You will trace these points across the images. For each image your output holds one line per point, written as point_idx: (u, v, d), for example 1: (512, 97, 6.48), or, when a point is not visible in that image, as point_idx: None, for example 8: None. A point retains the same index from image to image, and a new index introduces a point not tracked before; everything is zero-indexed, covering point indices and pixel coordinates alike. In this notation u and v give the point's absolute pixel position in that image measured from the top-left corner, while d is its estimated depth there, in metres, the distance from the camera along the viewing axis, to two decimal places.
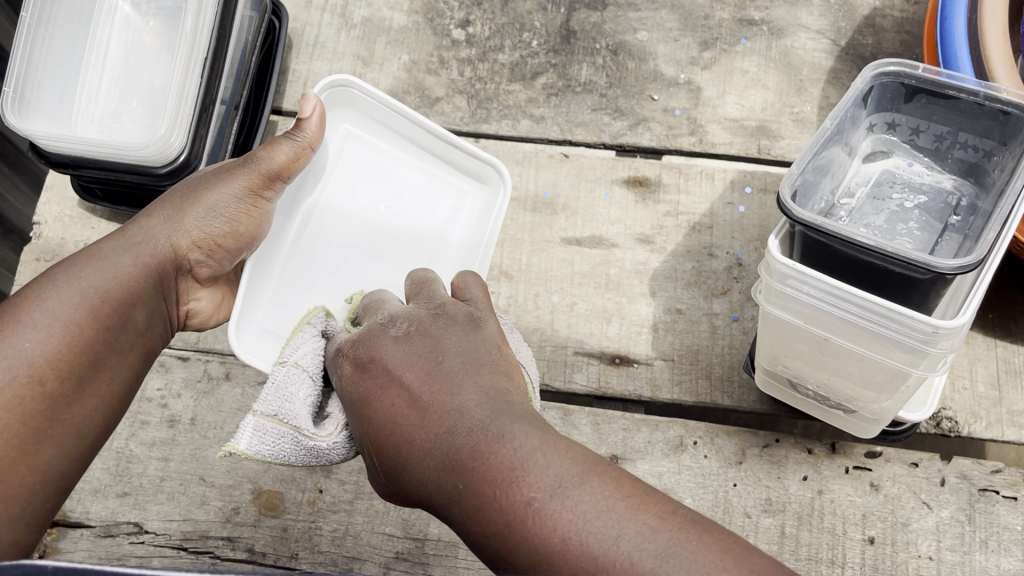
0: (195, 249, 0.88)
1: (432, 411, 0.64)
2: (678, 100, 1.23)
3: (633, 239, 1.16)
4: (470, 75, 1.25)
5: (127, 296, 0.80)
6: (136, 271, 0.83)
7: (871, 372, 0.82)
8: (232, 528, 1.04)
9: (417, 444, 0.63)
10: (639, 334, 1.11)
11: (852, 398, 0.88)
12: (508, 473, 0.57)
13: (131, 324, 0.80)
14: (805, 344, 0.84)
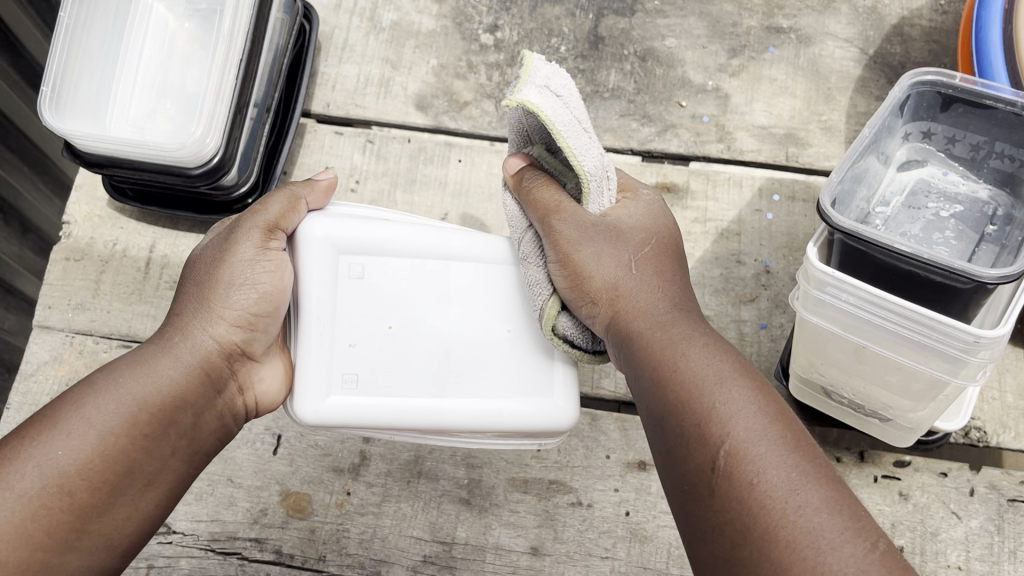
0: (237, 332, 0.84)
1: (669, 347, 0.75)
2: (706, 106, 1.23)
3: None
4: (498, 80, 1.25)
5: (169, 402, 0.79)
6: (173, 376, 0.80)
7: (909, 381, 0.82)
8: (260, 530, 1.05)
9: (689, 354, 0.73)
10: None
11: (888, 407, 0.88)
12: (713, 390, 0.69)
13: (175, 428, 0.79)
14: (843, 352, 0.84)
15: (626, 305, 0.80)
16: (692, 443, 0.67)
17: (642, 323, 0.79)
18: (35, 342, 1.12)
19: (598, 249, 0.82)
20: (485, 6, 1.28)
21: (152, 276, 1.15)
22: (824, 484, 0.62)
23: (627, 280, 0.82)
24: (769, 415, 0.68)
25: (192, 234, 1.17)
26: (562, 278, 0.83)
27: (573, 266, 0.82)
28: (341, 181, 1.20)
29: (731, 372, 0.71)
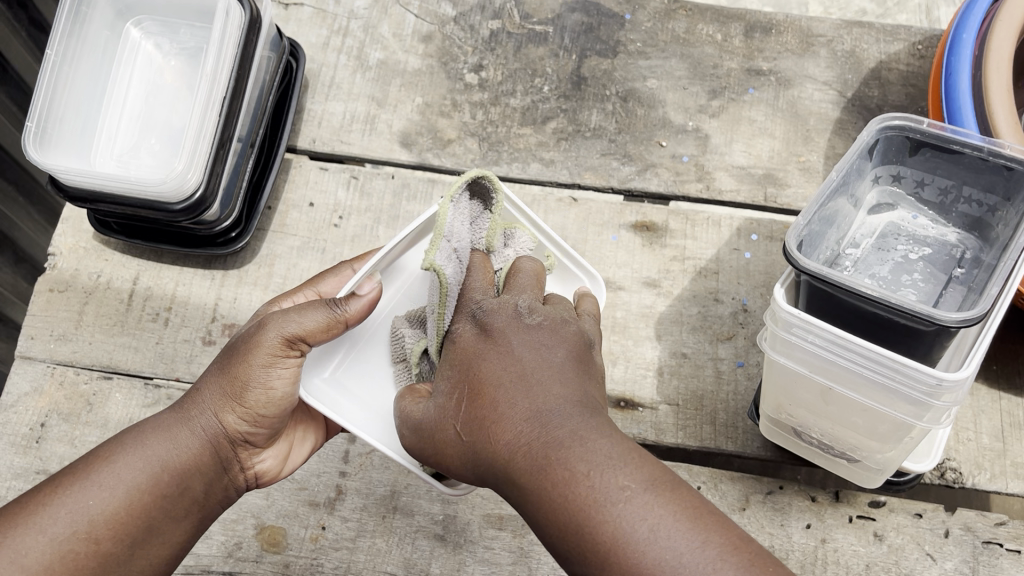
0: (246, 422, 0.86)
1: (501, 403, 0.70)
2: (686, 147, 1.25)
3: (639, 283, 1.18)
4: (481, 118, 1.27)
5: (183, 468, 0.83)
6: (193, 450, 0.83)
7: (875, 422, 0.82)
8: (234, 563, 1.04)
9: (503, 423, 0.69)
10: (644, 378, 1.13)
11: (856, 448, 0.88)
12: (583, 473, 0.63)
13: (186, 494, 0.83)
14: (810, 394, 0.85)
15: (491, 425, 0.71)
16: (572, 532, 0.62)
17: (492, 448, 0.69)
18: (17, 372, 1.13)
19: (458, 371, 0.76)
20: (470, 46, 1.31)
21: (135, 309, 1.16)
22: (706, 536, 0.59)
23: (470, 340, 0.77)
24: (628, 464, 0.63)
25: (176, 266, 1.18)
26: (458, 391, 0.75)
27: (458, 352, 0.77)
28: (324, 215, 1.21)
29: (612, 443, 0.65)
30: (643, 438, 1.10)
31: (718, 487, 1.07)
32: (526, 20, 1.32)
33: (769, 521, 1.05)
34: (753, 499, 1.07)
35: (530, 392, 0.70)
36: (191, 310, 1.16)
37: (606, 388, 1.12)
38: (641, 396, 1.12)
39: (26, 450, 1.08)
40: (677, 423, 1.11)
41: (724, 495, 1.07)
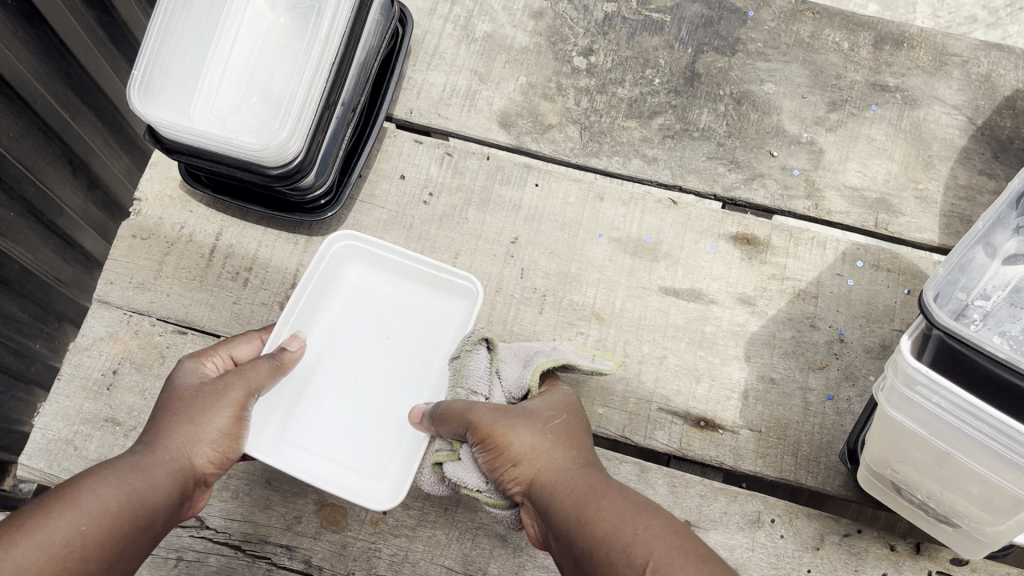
0: (211, 464, 0.84)
1: (584, 447, 0.84)
2: (798, 159, 1.18)
3: (733, 298, 1.13)
4: (586, 105, 1.22)
5: (157, 504, 0.76)
6: (168, 477, 0.78)
7: (992, 496, 0.77)
8: (292, 537, 1.03)
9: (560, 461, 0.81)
10: (727, 400, 1.08)
11: (964, 515, 0.83)
12: (610, 501, 0.73)
13: (154, 529, 0.75)
14: (923, 454, 0.80)
15: (540, 471, 0.81)
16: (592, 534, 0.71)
17: (542, 467, 0.81)
18: (94, 316, 1.12)
19: (515, 425, 0.83)
20: (582, 27, 1.25)
21: (215, 265, 1.14)
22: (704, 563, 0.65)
23: (555, 403, 0.89)
24: (656, 530, 0.69)
25: (260, 227, 1.16)
26: (495, 411, 0.86)
27: (558, 407, 0.89)
28: (415, 191, 1.18)
29: (638, 515, 0.71)
30: (720, 462, 1.06)
31: (793, 522, 1.03)
32: (644, 5, 1.26)
33: (843, 564, 1.01)
34: (829, 539, 1.02)
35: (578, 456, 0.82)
36: (271, 273, 1.14)
37: (687, 405, 1.08)
38: (723, 417, 1.08)
39: (97, 396, 1.08)
40: (757, 451, 1.06)
41: (798, 531, 1.03)
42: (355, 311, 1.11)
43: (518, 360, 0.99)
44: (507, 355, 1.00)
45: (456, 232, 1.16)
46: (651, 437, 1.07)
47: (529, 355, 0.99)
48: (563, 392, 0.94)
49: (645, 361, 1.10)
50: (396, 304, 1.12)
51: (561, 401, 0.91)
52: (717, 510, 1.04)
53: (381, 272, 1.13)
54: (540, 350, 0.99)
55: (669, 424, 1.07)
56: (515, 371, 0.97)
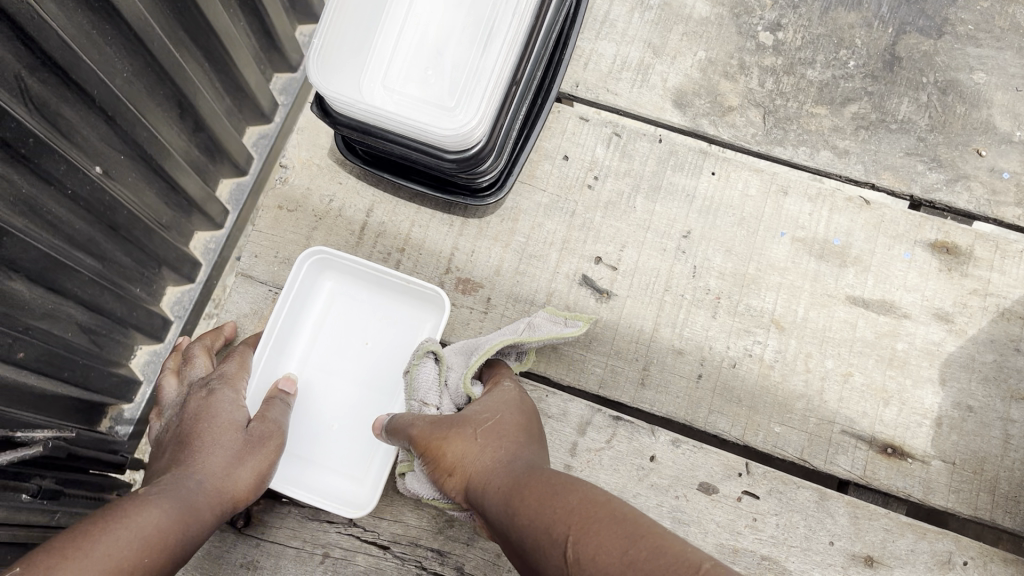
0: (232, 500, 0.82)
1: (514, 440, 0.78)
2: (1008, 161, 1.06)
3: (929, 314, 1.02)
4: (771, 87, 1.10)
5: (171, 535, 0.72)
6: (213, 511, 0.79)
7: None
8: (443, 542, 0.97)
9: (474, 461, 0.75)
10: (919, 427, 0.99)
11: None
12: (538, 498, 0.66)
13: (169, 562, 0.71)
14: None
15: (472, 474, 0.75)
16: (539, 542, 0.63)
17: (484, 474, 0.74)
18: (238, 291, 1.06)
19: (454, 433, 0.78)
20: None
21: (366, 244, 1.07)
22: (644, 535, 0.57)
23: (506, 402, 0.84)
24: (561, 509, 0.63)
25: (413, 204, 1.08)
26: (433, 425, 0.81)
27: (507, 409, 0.83)
28: (579, 175, 1.08)
29: (557, 520, 0.62)
30: (908, 494, 0.97)
31: (988, 567, 0.94)
32: None
33: None
34: None
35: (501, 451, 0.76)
36: (425, 256, 1.06)
37: (873, 430, 0.99)
38: (912, 445, 0.98)
39: None
40: (950, 485, 0.97)
41: None
42: (333, 318, 1.05)
43: (458, 356, 0.94)
44: (454, 354, 0.94)
45: (623, 220, 1.07)
46: (832, 462, 0.98)
47: (465, 351, 0.94)
48: (505, 385, 0.89)
49: (829, 378, 1.01)
50: (355, 301, 1.05)
51: (509, 396, 0.85)
52: (903, 548, 0.96)
53: (356, 286, 1.06)
54: (474, 346, 0.94)
55: (853, 449, 0.99)
56: (455, 371, 0.92)
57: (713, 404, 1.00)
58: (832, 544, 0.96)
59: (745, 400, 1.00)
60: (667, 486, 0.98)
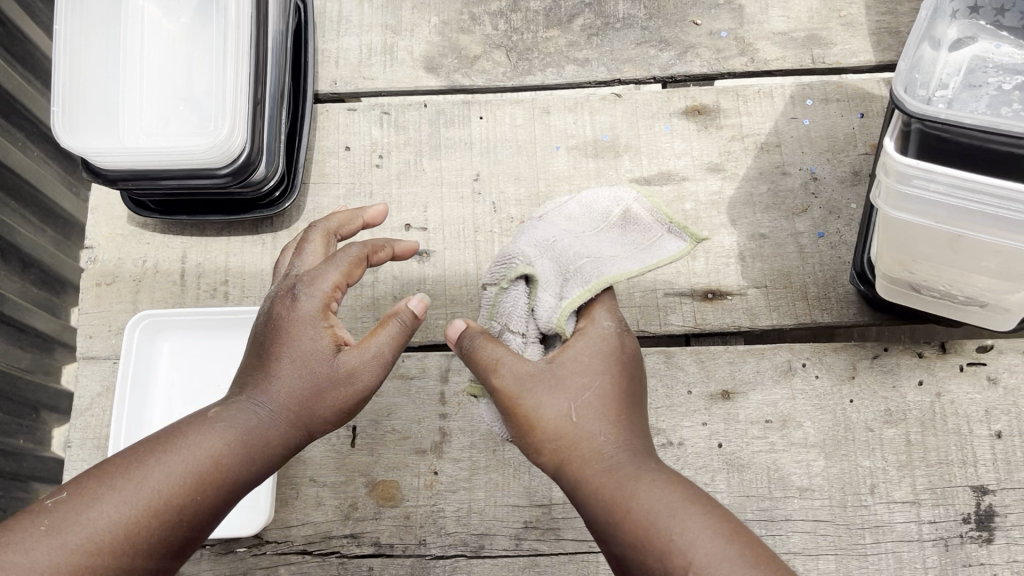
0: (229, 452, 0.78)
1: (566, 383, 0.82)
2: (722, 22, 1.19)
3: (702, 170, 1.14)
4: (504, 28, 1.20)
5: (167, 501, 0.74)
6: (233, 467, 0.78)
7: (1011, 263, 0.79)
8: (354, 524, 1.02)
9: (545, 418, 0.80)
10: (727, 266, 1.10)
11: (985, 293, 0.85)
12: (644, 483, 0.75)
13: (170, 522, 0.74)
14: (933, 246, 0.82)
15: (547, 437, 0.80)
16: (623, 532, 0.74)
17: (563, 440, 0.80)
18: (84, 374, 1.08)
19: (542, 391, 0.81)
20: None
21: (190, 288, 1.11)
22: (755, 560, 0.69)
23: (608, 341, 0.85)
24: (638, 499, 0.74)
25: (223, 238, 1.12)
26: (538, 374, 0.82)
27: (605, 344, 0.85)
28: (364, 161, 1.16)
29: (680, 500, 0.73)
30: (738, 326, 1.08)
31: (824, 361, 1.05)
32: None
33: (881, 384, 1.04)
34: (861, 365, 1.05)
35: (585, 401, 0.81)
36: (250, 279, 1.11)
37: (691, 283, 1.09)
38: (727, 284, 1.09)
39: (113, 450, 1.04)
40: (769, 305, 1.08)
41: (831, 367, 1.05)
42: (180, 371, 1.09)
43: (553, 274, 0.90)
44: (544, 261, 0.91)
45: (418, 184, 1.14)
46: (667, 322, 1.08)
47: (559, 266, 0.90)
48: (600, 320, 0.87)
49: None
50: (196, 351, 1.10)
51: (607, 344, 0.85)
52: (749, 372, 1.06)
53: (190, 333, 1.09)
54: (579, 258, 0.90)
55: (679, 305, 1.09)
56: (554, 297, 0.89)
57: None
58: (690, 393, 1.05)
59: None
60: None
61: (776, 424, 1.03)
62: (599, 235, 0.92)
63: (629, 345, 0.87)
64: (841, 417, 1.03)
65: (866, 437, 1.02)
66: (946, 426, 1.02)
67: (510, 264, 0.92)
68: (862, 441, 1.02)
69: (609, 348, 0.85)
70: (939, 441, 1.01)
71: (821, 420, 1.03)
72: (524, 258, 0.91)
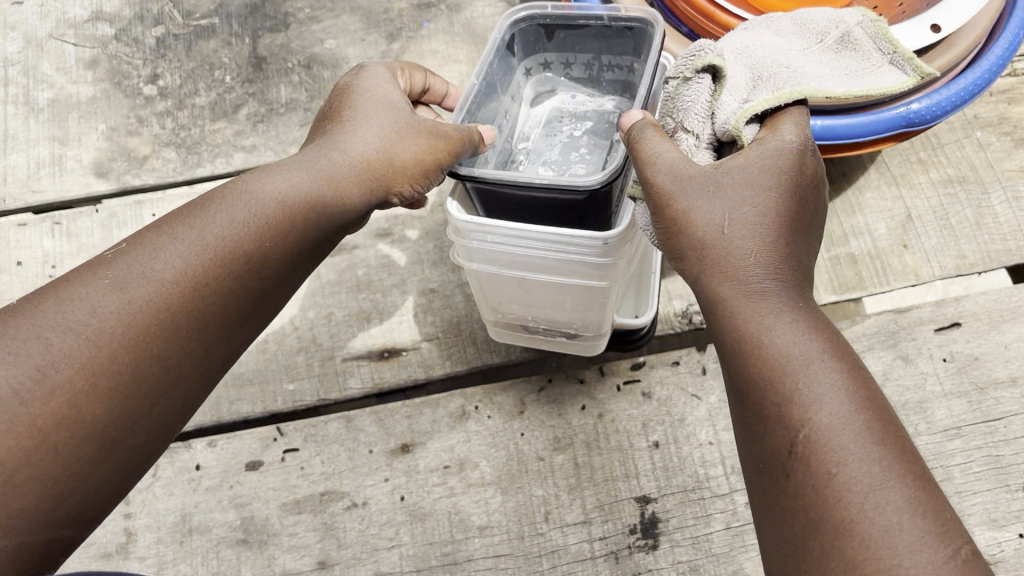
0: (174, 288, 0.63)
1: (726, 187, 0.71)
2: None
3: (371, 237, 1.20)
4: (172, 126, 1.24)
5: (48, 384, 0.57)
6: (111, 336, 0.60)
7: (571, 295, 0.89)
8: None
9: (710, 242, 0.70)
10: (401, 324, 1.14)
11: (571, 322, 0.96)
12: (784, 358, 0.63)
13: (43, 426, 0.56)
14: (510, 286, 0.91)
15: (736, 260, 0.68)
16: (788, 427, 0.61)
17: (713, 247, 0.70)
18: None
19: (690, 191, 0.72)
20: (139, 59, 1.28)
21: None
22: (907, 478, 0.57)
23: (764, 171, 0.71)
24: (771, 391, 0.63)
25: None
26: (677, 189, 0.72)
27: (746, 172, 0.71)
28: (47, 278, 1.11)
29: (820, 351, 0.63)
30: (416, 380, 1.11)
31: (494, 400, 1.11)
32: (188, 18, 1.31)
33: (548, 415, 1.10)
34: (529, 399, 1.11)
35: (723, 231, 0.70)
36: None
37: (367, 344, 1.13)
38: (402, 341, 1.13)
39: None
40: (442, 355, 1.13)
41: (501, 406, 1.10)
42: None
43: (744, 77, 0.78)
44: (737, 63, 0.79)
45: None
46: (345, 387, 1.11)
47: (754, 71, 0.78)
48: (783, 133, 0.74)
49: (315, 323, 1.15)
50: None
51: (784, 158, 0.71)
52: (426, 422, 1.09)
53: None
54: (777, 65, 0.78)
55: (357, 368, 1.12)
56: (739, 100, 0.77)
57: (229, 395, 1.11)
58: (371, 451, 1.08)
59: (255, 379, 1.12)
60: (219, 483, 1.07)
61: (453, 468, 1.07)
62: (810, 52, 0.81)
63: (808, 161, 0.73)
64: (513, 452, 1.08)
65: (538, 466, 1.07)
66: (610, 444, 1.08)
67: (696, 57, 0.80)
68: (534, 471, 1.07)
69: (764, 169, 0.71)
70: (604, 460, 1.07)
71: (495, 458, 1.08)
72: (711, 51, 0.79)
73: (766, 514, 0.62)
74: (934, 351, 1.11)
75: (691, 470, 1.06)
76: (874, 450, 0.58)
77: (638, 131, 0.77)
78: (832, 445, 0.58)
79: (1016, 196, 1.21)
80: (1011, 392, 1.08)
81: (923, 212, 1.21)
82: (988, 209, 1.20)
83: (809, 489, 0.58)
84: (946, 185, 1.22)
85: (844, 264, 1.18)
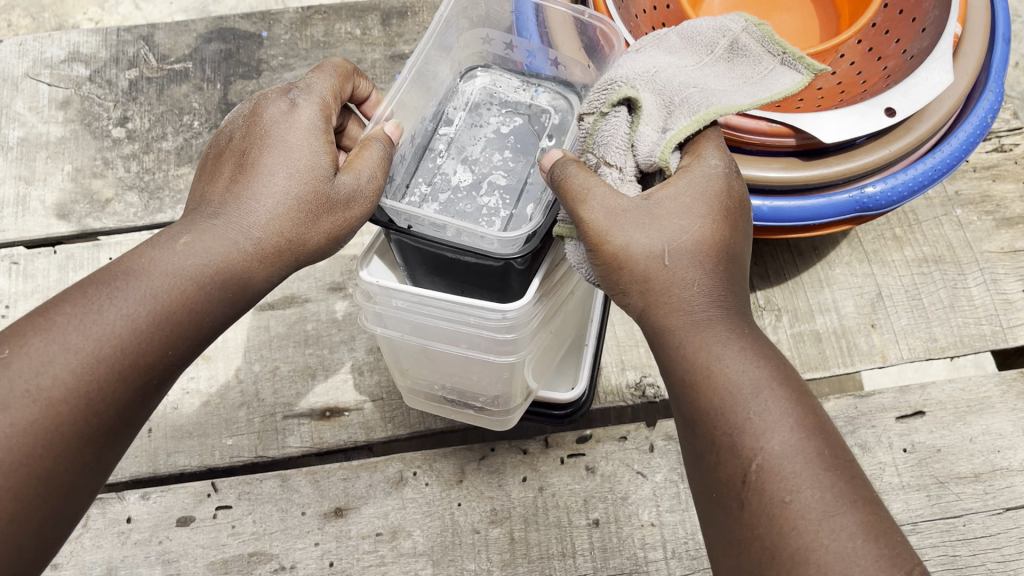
0: (131, 337, 0.68)
1: (669, 218, 0.70)
2: None
3: (324, 290, 1.19)
4: (136, 169, 1.24)
5: (12, 434, 0.62)
6: (65, 387, 0.65)
7: (478, 369, 0.89)
8: None
9: (648, 271, 0.69)
10: (345, 383, 1.13)
11: (483, 393, 0.95)
12: (734, 390, 0.64)
13: (22, 465, 0.63)
14: (416, 353, 0.90)
15: (678, 288, 0.68)
16: (735, 458, 0.62)
17: (654, 279, 0.68)
18: None
19: (635, 219, 0.69)
20: (111, 101, 1.29)
21: None
22: (858, 504, 0.59)
23: (706, 192, 0.71)
24: (723, 421, 0.63)
25: None
26: (627, 212, 0.70)
27: (677, 203, 0.70)
28: None
29: (767, 377, 0.64)
30: (355, 442, 1.10)
31: (433, 467, 1.08)
32: (164, 61, 1.32)
33: (487, 485, 1.07)
34: (469, 468, 1.08)
35: (668, 259, 0.69)
36: None
37: (310, 403, 1.11)
38: (344, 401, 1.12)
39: None
40: (384, 417, 1.11)
41: (440, 473, 1.07)
42: None
43: (656, 106, 0.76)
44: (647, 91, 0.76)
45: None
46: (284, 446, 1.09)
47: (663, 97, 0.76)
48: (708, 157, 0.73)
49: (260, 378, 1.13)
50: None
51: (715, 183, 0.71)
52: (362, 486, 1.07)
53: None
54: (685, 86, 0.77)
55: (297, 427, 1.10)
56: (658, 131, 0.75)
57: (167, 447, 1.09)
58: (304, 513, 1.06)
59: (194, 432, 1.10)
60: (149, 537, 1.05)
61: (386, 536, 1.04)
62: (705, 65, 0.80)
63: (737, 185, 0.73)
64: (448, 522, 1.05)
65: (472, 539, 1.04)
66: (548, 520, 1.04)
67: (610, 90, 0.77)
68: (468, 543, 1.04)
69: (702, 192, 0.71)
70: (541, 536, 1.04)
71: (429, 527, 1.05)
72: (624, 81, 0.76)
73: (721, 545, 0.63)
74: (894, 441, 1.06)
75: (630, 552, 1.02)
76: (821, 475, 0.60)
77: (559, 171, 0.72)
78: (781, 477, 0.60)
79: (994, 278, 1.15)
80: (973, 489, 1.03)
81: (895, 291, 1.16)
82: (964, 291, 1.14)
83: (765, 518, 0.60)
84: (920, 264, 1.17)
85: (808, 342, 1.13)
